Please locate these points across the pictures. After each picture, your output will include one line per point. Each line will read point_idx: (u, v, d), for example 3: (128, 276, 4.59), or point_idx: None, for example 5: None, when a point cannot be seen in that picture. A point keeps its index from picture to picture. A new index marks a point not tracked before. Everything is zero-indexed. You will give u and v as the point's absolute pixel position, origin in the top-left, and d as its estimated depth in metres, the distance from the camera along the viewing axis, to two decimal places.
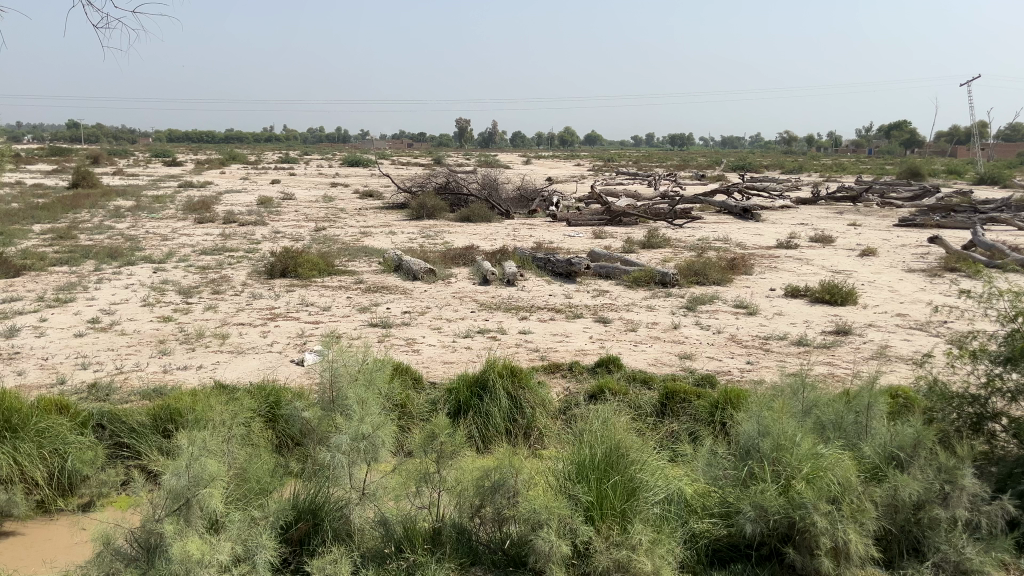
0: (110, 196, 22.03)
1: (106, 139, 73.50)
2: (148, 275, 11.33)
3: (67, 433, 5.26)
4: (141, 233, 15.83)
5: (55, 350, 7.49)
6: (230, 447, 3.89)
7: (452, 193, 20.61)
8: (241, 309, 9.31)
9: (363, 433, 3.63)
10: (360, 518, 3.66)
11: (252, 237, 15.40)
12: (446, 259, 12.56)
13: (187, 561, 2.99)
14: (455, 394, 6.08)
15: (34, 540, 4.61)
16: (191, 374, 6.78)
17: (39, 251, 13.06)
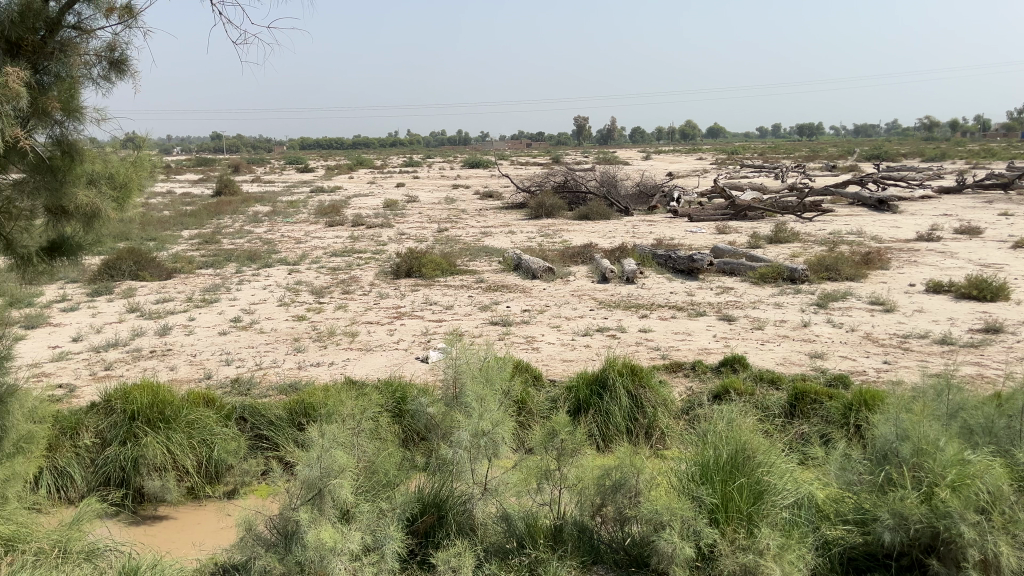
0: (249, 202, 23.42)
1: (244, 148, 78.10)
2: (284, 277, 11.96)
3: (213, 425, 5.62)
4: (277, 236, 16.72)
5: (202, 347, 8.03)
6: (359, 440, 4.04)
7: (570, 192, 20.63)
8: (368, 308, 9.67)
9: (482, 430, 3.67)
10: (482, 513, 3.74)
11: (378, 239, 15.96)
12: (565, 257, 12.58)
13: (321, 548, 3.13)
14: (575, 392, 6.08)
15: (185, 524, 5.00)
16: (324, 371, 7.11)
17: (187, 255, 14.04)
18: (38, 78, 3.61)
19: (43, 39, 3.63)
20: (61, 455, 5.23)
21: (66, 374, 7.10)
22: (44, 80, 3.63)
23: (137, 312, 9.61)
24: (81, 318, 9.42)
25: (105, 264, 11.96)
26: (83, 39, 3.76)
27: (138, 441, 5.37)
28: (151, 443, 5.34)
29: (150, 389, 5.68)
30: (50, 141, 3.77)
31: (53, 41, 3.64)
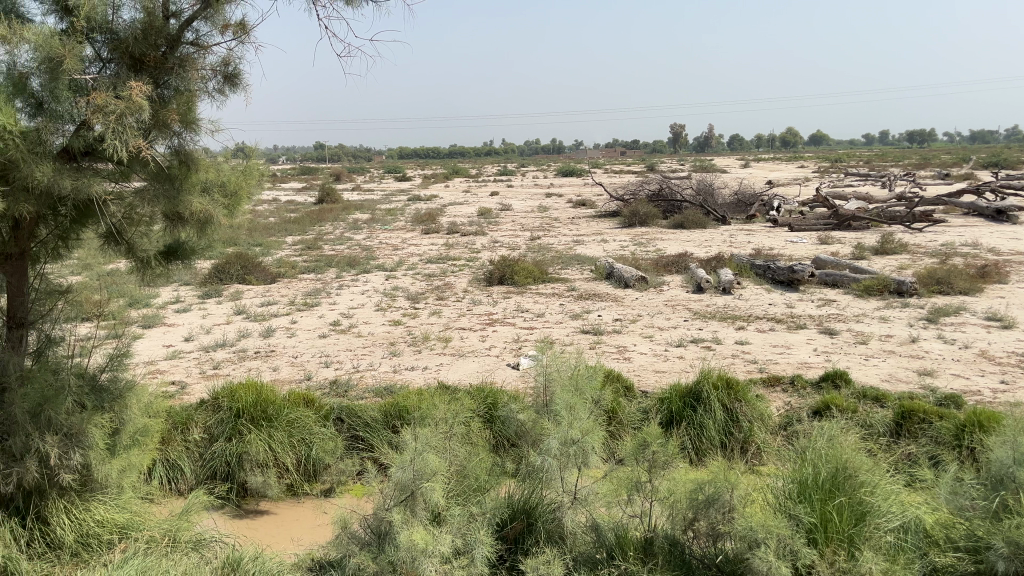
0: (349, 210, 24.17)
1: (346, 157, 80.87)
2: (381, 282, 12.28)
3: (312, 425, 5.81)
4: (376, 243, 17.19)
5: (303, 348, 8.34)
6: (451, 444, 4.11)
7: (666, 200, 20.39)
8: (462, 314, 9.82)
9: (572, 438, 3.66)
10: (573, 522, 3.72)
11: (472, 247, 16.18)
12: (659, 266, 12.43)
13: (413, 549, 3.19)
14: (667, 403, 5.99)
15: (284, 519, 5.19)
16: (418, 375, 7.25)
17: (290, 260, 14.61)
18: (158, 92, 3.82)
19: (164, 55, 3.82)
20: (172, 448, 5.53)
21: (178, 372, 7.50)
22: (164, 94, 3.83)
23: (243, 314, 10.06)
24: (194, 319, 9.94)
25: (215, 267, 12.59)
26: (200, 55, 3.95)
27: (242, 438, 5.62)
28: (255, 440, 5.57)
29: (255, 388, 5.93)
30: (169, 151, 3.91)
31: (173, 56, 3.83)
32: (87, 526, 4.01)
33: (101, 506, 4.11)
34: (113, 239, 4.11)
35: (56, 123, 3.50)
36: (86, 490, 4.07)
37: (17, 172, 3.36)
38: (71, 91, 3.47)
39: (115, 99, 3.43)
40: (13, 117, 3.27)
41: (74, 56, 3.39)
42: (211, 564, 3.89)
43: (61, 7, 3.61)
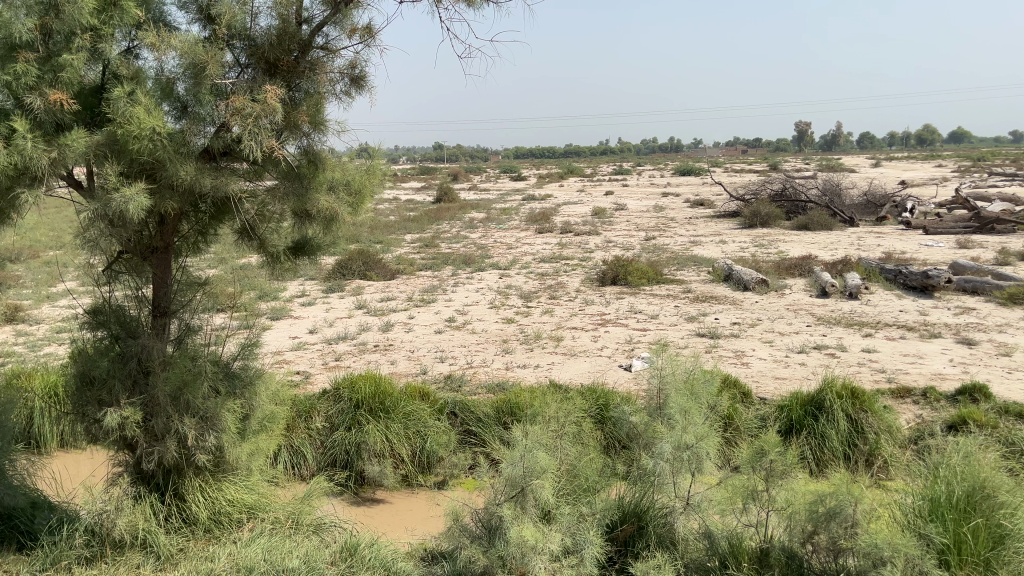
0: (466, 209, 24.56)
1: (463, 157, 82.40)
2: (496, 281, 12.44)
3: (427, 417, 5.95)
4: (491, 242, 17.43)
5: (420, 343, 8.55)
6: (562, 443, 4.13)
7: (789, 201, 19.68)
8: (575, 313, 9.81)
9: (686, 443, 3.61)
10: (684, 528, 3.64)
11: (586, 246, 16.14)
12: (780, 269, 12.00)
13: (523, 545, 3.20)
14: (787, 412, 5.78)
15: (400, 508, 5.38)
16: (530, 373, 7.29)
17: (409, 257, 15.01)
18: (290, 95, 3.99)
19: (296, 59, 4.00)
20: (296, 435, 5.80)
21: (302, 362, 7.85)
22: (296, 97, 4.01)
23: (364, 309, 10.42)
24: (317, 312, 10.37)
25: (338, 263, 13.10)
26: (329, 58, 4.10)
27: (361, 428, 5.84)
28: (373, 430, 5.79)
29: (373, 379, 6.15)
30: (298, 150, 4.09)
31: (304, 60, 4.00)
32: (219, 505, 4.24)
33: (232, 486, 4.34)
34: (248, 234, 4.34)
35: (198, 125, 3.71)
36: (218, 471, 4.32)
37: (164, 171, 3.60)
38: (213, 95, 3.69)
39: (252, 102, 3.63)
40: (162, 119, 3.51)
41: (216, 61, 3.62)
42: (330, 547, 4.07)
43: (205, 15, 3.86)
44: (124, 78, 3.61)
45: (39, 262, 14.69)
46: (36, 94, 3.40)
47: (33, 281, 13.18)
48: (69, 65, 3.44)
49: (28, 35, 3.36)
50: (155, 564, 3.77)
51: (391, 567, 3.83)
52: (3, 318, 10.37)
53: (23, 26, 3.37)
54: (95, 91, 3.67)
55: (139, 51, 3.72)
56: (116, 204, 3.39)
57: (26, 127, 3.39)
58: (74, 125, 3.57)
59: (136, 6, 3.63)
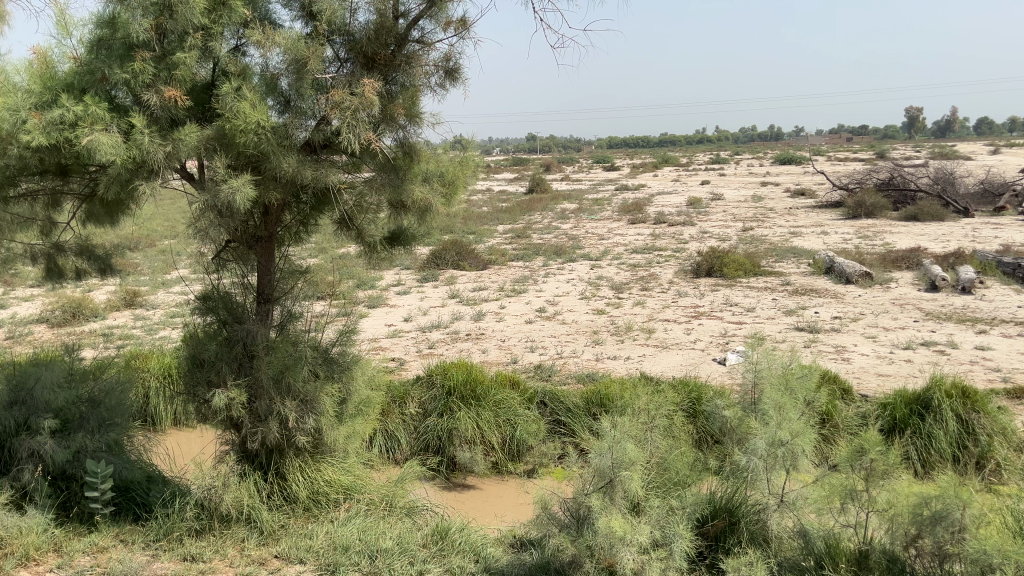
0: (558, 199, 24.56)
1: (556, 147, 82.37)
2: (587, 271, 12.40)
3: (517, 406, 6.01)
4: (583, 232, 17.37)
5: (511, 333, 8.63)
6: (651, 435, 4.10)
7: (896, 190, 18.81)
8: (667, 306, 9.67)
9: (780, 439, 3.50)
10: (778, 526, 3.54)
11: (680, 237, 15.86)
12: (886, 262, 11.49)
13: (611, 536, 3.18)
14: (891, 410, 5.54)
15: (490, 495, 5.48)
16: (620, 365, 7.25)
17: (501, 248, 15.14)
18: (387, 88, 4.09)
19: (393, 53, 4.07)
20: (391, 420, 5.96)
21: (397, 349, 8.04)
22: (392, 90, 4.10)
23: (456, 298, 10.58)
24: (412, 300, 10.60)
25: (432, 253, 13.35)
26: (424, 51, 4.15)
27: (453, 415, 5.95)
28: (464, 417, 5.89)
29: (465, 367, 6.26)
30: (394, 142, 4.17)
31: (401, 54, 4.07)
32: (318, 484, 4.39)
33: (329, 467, 4.51)
34: (346, 224, 4.48)
35: (300, 118, 3.84)
36: (318, 453, 4.50)
37: (268, 162, 3.75)
38: (314, 89, 3.80)
39: (351, 96, 3.73)
40: (266, 113, 3.66)
41: (317, 57, 3.73)
42: (422, 529, 4.18)
43: (307, 12, 3.99)
44: (233, 75, 3.77)
45: (155, 251, 15.60)
46: (152, 91, 3.59)
47: (149, 268, 14.00)
48: (182, 63, 3.62)
49: (144, 35, 3.55)
50: (259, 539, 3.92)
51: (480, 553, 3.89)
52: (123, 303, 11.07)
53: (141, 26, 3.57)
54: (206, 87, 3.85)
55: (247, 48, 3.88)
56: (224, 194, 3.56)
57: (143, 122, 3.59)
58: (186, 120, 3.77)
59: (243, 5, 3.79)
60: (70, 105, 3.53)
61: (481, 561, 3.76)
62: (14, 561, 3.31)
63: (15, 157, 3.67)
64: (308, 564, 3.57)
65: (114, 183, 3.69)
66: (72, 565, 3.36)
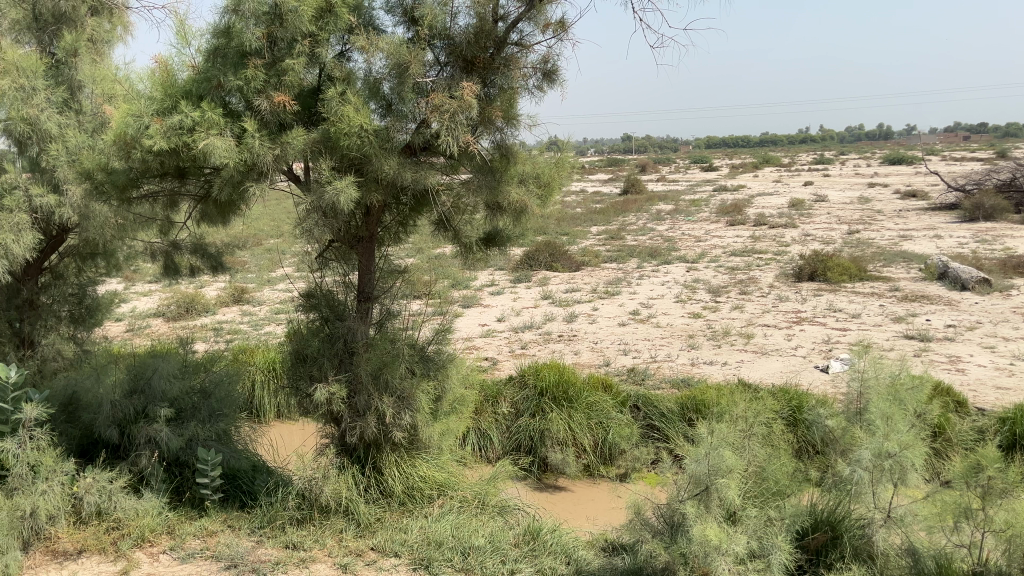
0: (654, 200, 24.25)
1: (651, 148, 81.42)
2: (683, 274, 12.20)
3: (610, 410, 5.97)
4: (679, 234, 17.09)
5: (603, 335, 8.57)
6: (750, 443, 3.99)
7: (1019, 191, 17.68)
8: (767, 310, 9.39)
9: (887, 451, 3.34)
10: (884, 542, 3.37)
11: (781, 240, 15.39)
12: (1006, 268, 10.83)
13: (706, 544, 3.10)
14: (1011, 426, 5.22)
15: (581, 497, 5.46)
16: (717, 370, 7.10)
17: (595, 249, 15.07)
18: (486, 91, 4.13)
19: (491, 56, 4.11)
20: (484, 419, 6.03)
21: (491, 349, 8.12)
22: (490, 92, 4.13)
23: (549, 299, 10.60)
24: (505, 301, 10.68)
25: (526, 254, 13.42)
26: (523, 54, 4.17)
27: (545, 416, 5.97)
28: (556, 419, 5.90)
29: (558, 369, 6.27)
30: (492, 145, 4.21)
31: (500, 57, 4.11)
32: (412, 480, 4.46)
33: (424, 463, 4.58)
34: (443, 226, 4.56)
35: (401, 122, 3.92)
36: (413, 449, 4.58)
37: (370, 165, 3.86)
38: (415, 93, 3.87)
39: (450, 99, 3.78)
40: (368, 117, 3.76)
41: (418, 61, 3.80)
42: (515, 529, 4.20)
43: (409, 17, 4.08)
44: (337, 80, 3.90)
45: (262, 249, 16.28)
46: (263, 96, 3.75)
47: (256, 266, 14.63)
48: (290, 70, 3.76)
49: (256, 44, 3.70)
50: (356, 531, 4.01)
51: (572, 555, 3.89)
52: (232, 299, 11.60)
53: (253, 36, 3.72)
54: (313, 92, 4.00)
55: (351, 54, 4.00)
56: (329, 196, 3.68)
57: (255, 127, 3.76)
58: (294, 124, 3.92)
59: (349, 12, 3.90)
60: (188, 111, 3.72)
61: (573, 563, 3.75)
62: (131, 541, 3.51)
63: (138, 162, 3.89)
64: (402, 558, 3.65)
65: (226, 185, 3.86)
66: (184, 547, 3.54)
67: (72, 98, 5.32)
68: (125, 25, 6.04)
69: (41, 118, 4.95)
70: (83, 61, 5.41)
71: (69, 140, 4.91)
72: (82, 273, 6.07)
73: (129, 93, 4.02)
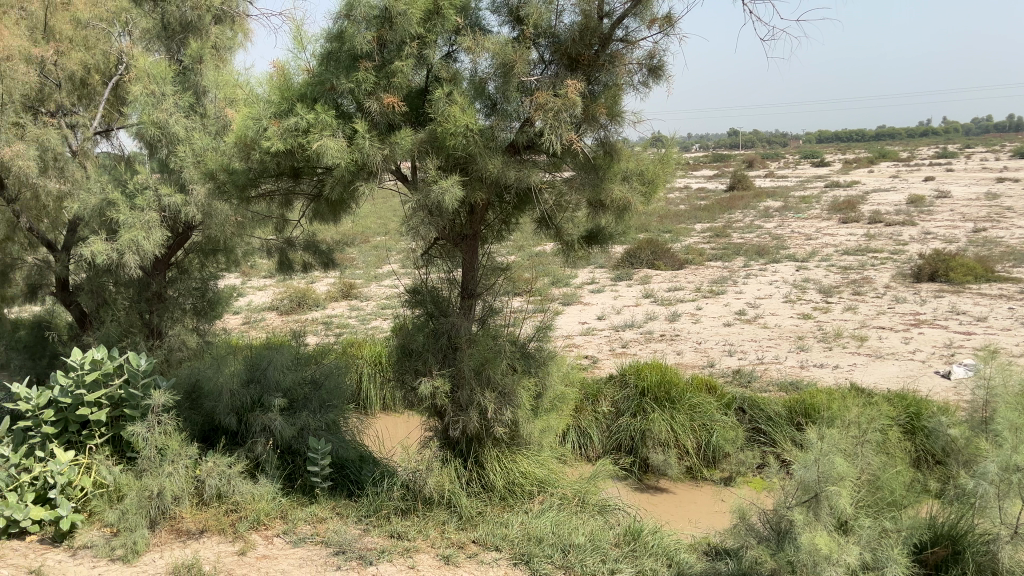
0: (761, 197, 23.57)
1: (757, 143, 79.21)
2: (792, 273, 11.81)
3: (713, 411, 5.85)
4: (788, 232, 16.55)
5: (707, 335, 8.40)
6: (864, 451, 3.82)
7: None
8: (882, 312, 8.98)
9: (1016, 463, 3.13)
10: (1010, 559, 3.11)
11: (899, 238, 14.66)
12: None
13: (815, 554, 2.99)
14: None
15: (683, 499, 5.39)
16: (827, 373, 6.84)
17: (699, 247, 14.78)
18: (590, 88, 4.10)
19: (596, 53, 4.09)
20: (584, 417, 6.03)
21: (591, 347, 8.09)
22: (595, 90, 4.11)
23: (651, 298, 10.47)
24: (606, 299, 10.63)
25: (628, 252, 13.30)
26: (628, 50, 4.13)
27: (646, 416, 5.91)
28: (658, 419, 5.83)
29: (660, 369, 6.18)
30: (595, 142, 4.18)
31: (605, 54, 4.08)
32: (514, 475, 4.49)
33: (525, 459, 4.61)
34: (546, 223, 4.58)
35: (505, 121, 3.97)
36: (514, 445, 4.63)
37: (475, 163, 3.91)
38: (519, 91, 3.90)
39: (554, 97, 3.79)
40: (474, 116, 3.81)
41: (523, 60, 3.82)
42: (615, 529, 4.18)
43: (515, 17, 4.12)
44: (444, 80, 3.97)
45: (369, 247, 16.80)
46: (373, 98, 3.87)
47: (363, 263, 15.11)
48: (399, 72, 3.87)
49: (367, 46, 3.82)
50: (458, 523, 4.07)
51: (674, 558, 3.83)
52: (340, 295, 12.02)
53: (364, 39, 3.83)
54: (421, 93, 4.09)
55: (458, 55, 4.07)
56: (434, 195, 3.75)
57: (365, 128, 3.87)
58: (402, 124, 4.03)
59: (456, 13, 3.96)
60: (303, 114, 3.87)
61: (675, 566, 3.70)
62: (248, 524, 3.69)
63: (257, 162, 4.08)
64: (503, 552, 3.69)
65: (337, 184, 3.99)
66: (296, 532, 3.71)
67: (197, 102, 5.62)
68: (244, 32, 6.36)
69: (169, 122, 5.25)
70: (208, 67, 5.73)
71: (195, 142, 5.18)
72: (205, 268, 6.41)
73: (249, 97, 4.22)
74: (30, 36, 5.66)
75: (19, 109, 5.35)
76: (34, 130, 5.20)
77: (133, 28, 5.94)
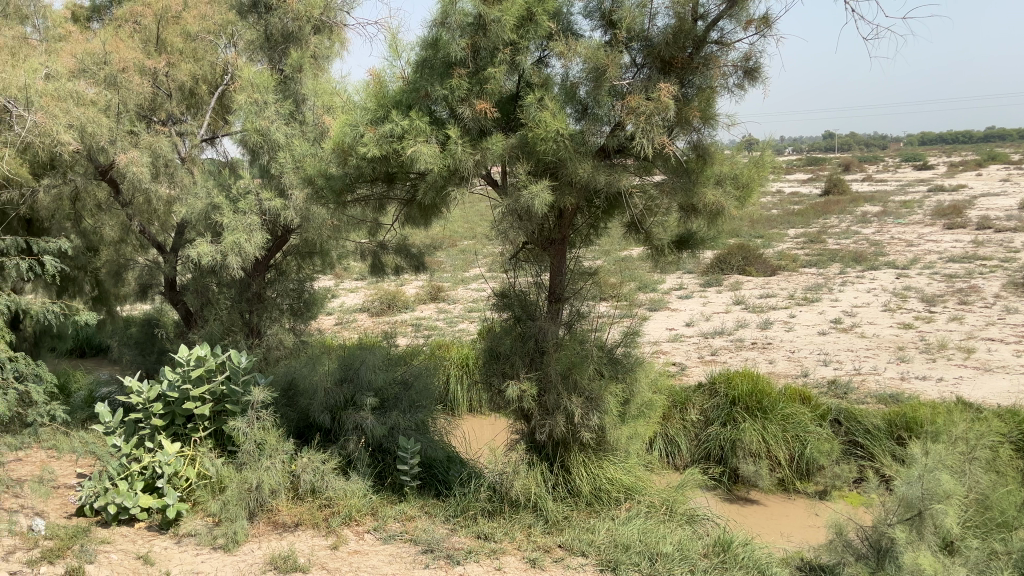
0: (859, 201, 22.78)
1: (854, 145, 76.63)
2: (892, 281, 11.34)
3: (808, 422, 5.68)
4: (887, 238, 15.91)
5: (801, 344, 8.16)
6: (971, 468, 3.64)
7: None
8: (991, 323, 8.51)
9: None
10: None
11: (1011, 245, 13.87)
12: None
13: (918, 574, 2.87)
14: None
15: (775, 512, 5.24)
16: (930, 386, 6.53)
17: (793, 253, 14.38)
18: (683, 91, 4.05)
19: (690, 55, 4.03)
20: (671, 425, 5.96)
21: (679, 354, 7.98)
22: (688, 93, 4.05)
23: (742, 305, 10.25)
24: (694, 305, 10.46)
25: (718, 258, 13.05)
26: (723, 52, 4.06)
27: (736, 425, 5.78)
28: (749, 429, 5.70)
29: (751, 377, 6.04)
30: (688, 146, 4.12)
31: (698, 56, 4.02)
32: (600, 481, 4.47)
33: (612, 465, 4.58)
34: (636, 227, 4.54)
35: (596, 124, 3.97)
36: (601, 450, 4.60)
37: (565, 168, 3.92)
38: (610, 96, 3.88)
39: (646, 101, 3.76)
40: (565, 121, 3.82)
41: (615, 63, 3.80)
42: (704, 539, 4.11)
43: (607, 21, 4.12)
44: (536, 85, 3.99)
45: (458, 250, 17.04)
46: (466, 104, 3.93)
47: (451, 266, 15.34)
48: (492, 78, 3.92)
49: (460, 54, 3.88)
50: (544, 526, 4.07)
51: (765, 571, 3.73)
52: (429, 297, 12.23)
53: (458, 46, 3.89)
54: (512, 98, 4.13)
55: (550, 60, 4.08)
56: (525, 199, 3.77)
57: (458, 134, 3.93)
58: (494, 130, 4.07)
59: (549, 19, 3.97)
60: (399, 120, 3.96)
61: None
62: (341, 519, 3.79)
63: (354, 167, 4.20)
64: (590, 558, 3.67)
65: (430, 189, 4.06)
66: (386, 529, 3.79)
67: (297, 110, 5.82)
68: (343, 40, 6.45)
69: (270, 129, 5.47)
70: (307, 76, 5.93)
71: (294, 149, 5.37)
72: (302, 269, 6.64)
73: (346, 105, 4.35)
74: (144, 50, 6.04)
75: (134, 117, 5.70)
76: (147, 138, 5.54)
77: (237, 39, 6.17)
